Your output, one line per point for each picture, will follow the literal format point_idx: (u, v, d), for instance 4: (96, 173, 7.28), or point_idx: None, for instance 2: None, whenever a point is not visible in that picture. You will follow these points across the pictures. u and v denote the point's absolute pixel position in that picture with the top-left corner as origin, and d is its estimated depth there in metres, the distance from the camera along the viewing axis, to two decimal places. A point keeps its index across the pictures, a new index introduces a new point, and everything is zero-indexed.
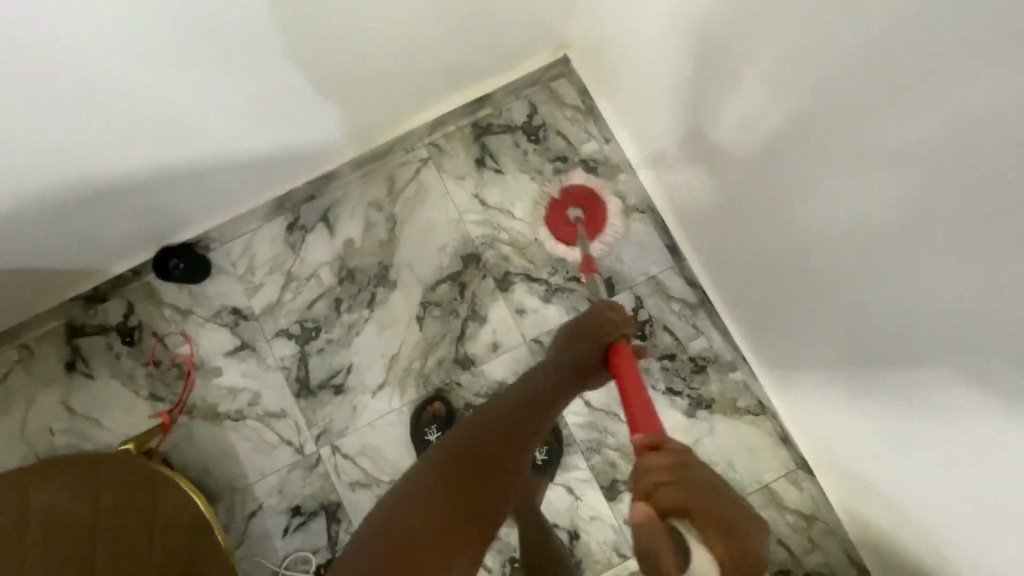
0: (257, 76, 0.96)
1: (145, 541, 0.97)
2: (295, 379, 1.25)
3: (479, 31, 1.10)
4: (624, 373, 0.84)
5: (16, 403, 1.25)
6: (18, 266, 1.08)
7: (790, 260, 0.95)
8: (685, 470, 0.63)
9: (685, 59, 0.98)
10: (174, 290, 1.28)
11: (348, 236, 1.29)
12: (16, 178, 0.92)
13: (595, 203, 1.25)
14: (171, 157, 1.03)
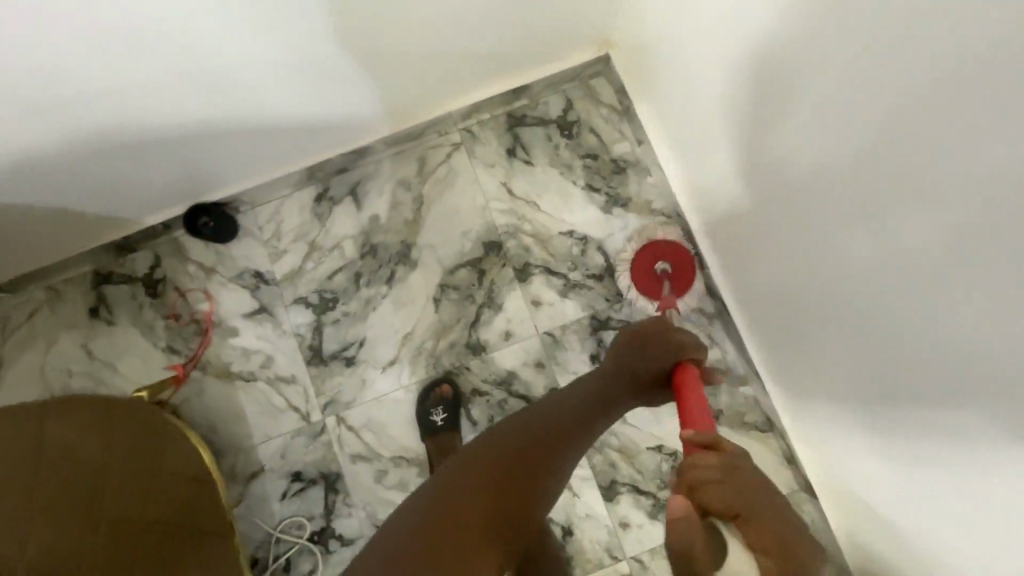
0: (291, 46, 0.97)
1: (154, 491, 0.97)
2: (308, 347, 1.27)
3: (518, 22, 1.10)
4: (687, 389, 0.84)
5: (38, 342, 1.29)
6: (50, 207, 1.11)
7: (810, 278, 0.93)
8: (734, 476, 0.66)
9: (722, 66, 0.97)
10: (200, 248, 1.30)
11: (374, 212, 1.30)
12: (55, 121, 0.95)
13: (683, 258, 1.23)
14: (204, 115, 1.05)
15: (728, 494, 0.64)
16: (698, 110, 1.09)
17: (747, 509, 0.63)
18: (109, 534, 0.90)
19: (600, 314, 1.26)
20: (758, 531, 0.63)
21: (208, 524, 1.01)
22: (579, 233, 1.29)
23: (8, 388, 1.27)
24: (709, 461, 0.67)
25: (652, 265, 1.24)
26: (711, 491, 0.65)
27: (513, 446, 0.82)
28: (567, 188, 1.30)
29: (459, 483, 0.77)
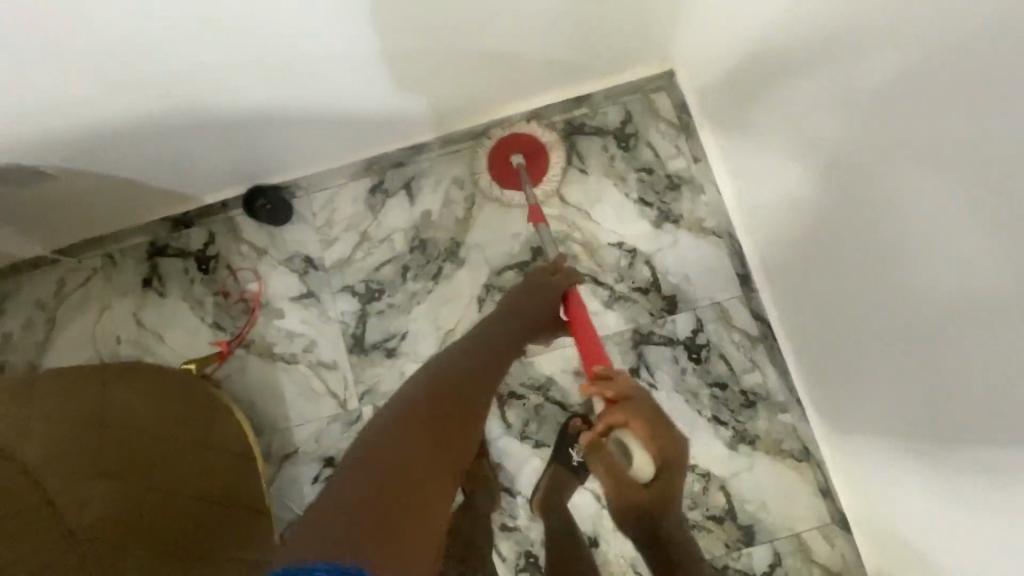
0: (356, 39, 0.98)
1: (181, 474, 0.93)
2: (351, 335, 1.28)
3: (580, 27, 1.10)
4: (582, 324, 1.01)
5: (91, 306, 1.32)
6: (109, 175, 1.12)
7: (862, 316, 0.92)
8: (629, 398, 0.84)
9: (788, 91, 0.96)
10: (254, 229, 1.32)
11: (426, 208, 1.32)
12: (121, 102, 0.97)
13: (539, 150, 1.26)
14: (262, 101, 1.06)
15: (620, 409, 0.83)
16: (759, 134, 1.08)
17: (637, 419, 0.82)
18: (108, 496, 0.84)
19: (642, 328, 1.26)
20: (644, 436, 0.81)
21: (236, 514, 0.96)
22: (628, 246, 1.29)
23: (60, 349, 1.31)
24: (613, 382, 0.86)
25: (508, 159, 1.26)
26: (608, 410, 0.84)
27: (439, 394, 0.82)
28: (619, 201, 1.30)
29: (399, 449, 0.72)
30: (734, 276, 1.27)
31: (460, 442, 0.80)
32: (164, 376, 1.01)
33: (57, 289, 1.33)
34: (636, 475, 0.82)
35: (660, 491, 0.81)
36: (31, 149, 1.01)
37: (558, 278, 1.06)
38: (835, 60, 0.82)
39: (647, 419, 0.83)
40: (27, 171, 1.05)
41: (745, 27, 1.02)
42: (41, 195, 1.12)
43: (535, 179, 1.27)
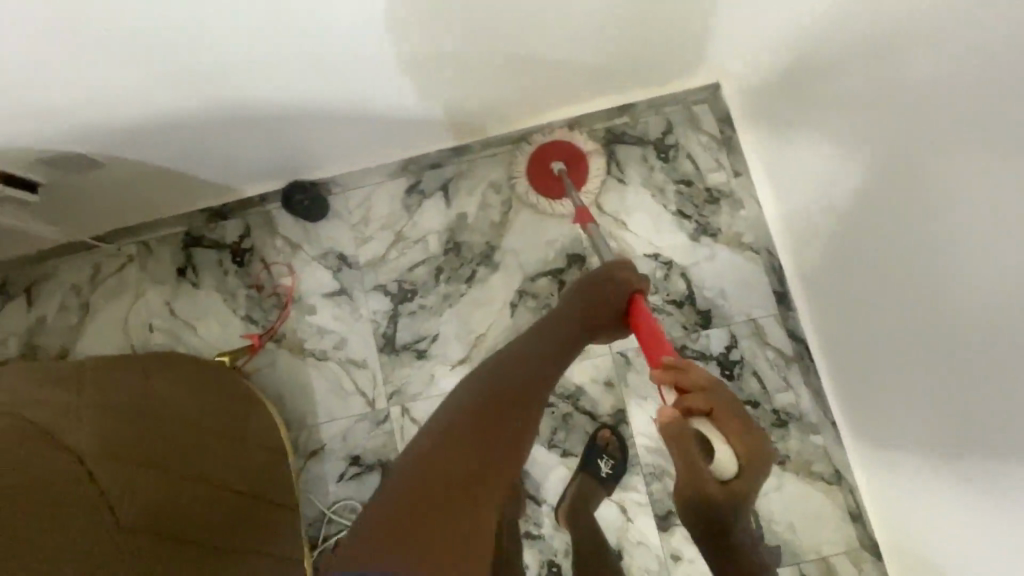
0: (406, 49, 0.98)
1: (215, 469, 0.86)
2: (382, 334, 1.28)
3: (629, 37, 1.08)
4: (642, 318, 0.94)
5: (125, 293, 1.33)
6: (154, 166, 1.10)
7: (899, 339, 0.92)
8: (710, 388, 0.80)
9: (840, 112, 0.94)
10: (290, 224, 1.33)
11: (462, 211, 1.31)
12: (168, 107, 0.96)
13: (578, 157, 1.26)
14: (307, 104, 1.05)
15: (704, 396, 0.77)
16: (807, 153, 1.06)
17: (721, 410, 0.77)
18: (146, 482, 0.74)
19: (675, 342, 1.25)
20: (728, 428, 0.76)
21: (257, 517, 0.91)
22: (664, 258, 1.27)
23: (93, 334, 1.32)
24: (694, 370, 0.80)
25: (548, 166, 1.26)
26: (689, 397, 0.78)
27: (488, 404, 0.82)
28: (656, 212, 1.29)
29: (442, 461, 0.73)
30: (770, 293, 1.25)
31: (510, 453, 0.79)
32: (190, 369, 0.96)
33: (92, 274, 1.34)
34: (718, 472, 0.74)
35: (740, 491, 0.74)
36: (77, 149, 1.00)
37: (617, 280, 0.98)
38: (893, 87, 0.81)
39: (730, 412, 0.78)
40: (77, 159, 1.02)
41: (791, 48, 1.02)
42: (90, 184, 1.10)
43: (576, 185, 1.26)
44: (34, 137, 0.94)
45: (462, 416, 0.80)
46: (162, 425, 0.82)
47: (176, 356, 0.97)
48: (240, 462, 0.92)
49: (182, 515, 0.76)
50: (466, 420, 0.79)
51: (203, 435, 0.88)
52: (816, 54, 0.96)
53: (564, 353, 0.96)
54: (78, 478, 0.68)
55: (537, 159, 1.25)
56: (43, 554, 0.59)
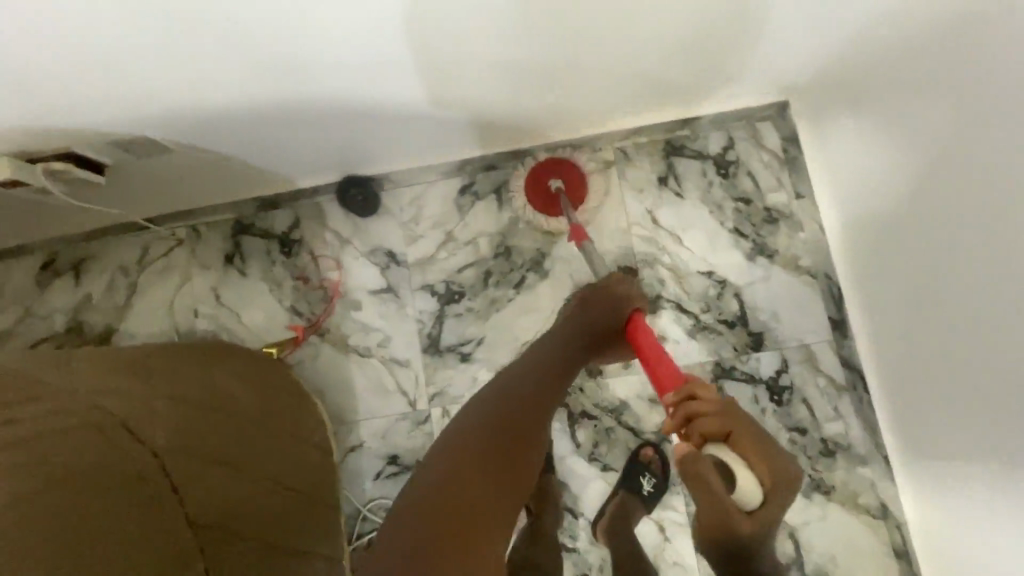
0: (484, 57, 0.97)
1: (266, 467, 0.84)
2: (426, 335, 1.27)
3: (706, 52, 1.04)
4: (642, 338, 0.94)
5: (172, 276, 1.33)
6: (221, 154, 1.10)
7: (979, 382, 0.90)
8: (727, 411, 0.77)
9: (940, 142, 0.91)
10: (340, 218, 1.32)
11: (515, 215, 1.30)
12: (245, 98, 0.95)
13: (572, 171, 1.25)
14: (377, 103, 1.04)
15: (721, 420, 0.76)
16: (887, 185, 1.04)
17: (740, 432, 0.75)
18: (203, 473, 0.72)
19: (724, 362, 1.23)
20: (748, 453, 0.74)
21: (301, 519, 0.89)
22: (717, 276, 1.25)
23: (138, 315, 1.32)
24: (705, 394, 0.79)
25: (545, 185, 1.24)
26: (705, 421, 0.77)
27: (489, 422, 0.81)
28: (713, 229, 1.27)
29: (459, 481, 0.72)
30: (826, 319, 1.23)
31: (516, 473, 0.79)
32: (246, 358, 0.96)
33: (140, 255, 1.34)
34: (743, 503, 0.72)
35: (768, 519, 0.72)
36: (145, 135, 0.99)
37: (616, 297, 0.98)
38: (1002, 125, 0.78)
39: (750, 438, 0.75)
40: (148, 142, 1.01)
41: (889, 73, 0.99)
42: (156, 167, 1.10)
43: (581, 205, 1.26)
44: (116, 122, 0.94)
45: (465, 436, 0.79)
46: (220, 415, 0.81)
47: (230, 346, 0.98)
48: (293, 458, 0.92)
49: (248, 510, 0.76)
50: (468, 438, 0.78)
51: (261, 428, 0.88)
52: (923, 83, 0.92)
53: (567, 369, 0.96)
54: (154, 471, 0.67)
55: (543, 178, 1.24)
56: (70, 542, 0.57)
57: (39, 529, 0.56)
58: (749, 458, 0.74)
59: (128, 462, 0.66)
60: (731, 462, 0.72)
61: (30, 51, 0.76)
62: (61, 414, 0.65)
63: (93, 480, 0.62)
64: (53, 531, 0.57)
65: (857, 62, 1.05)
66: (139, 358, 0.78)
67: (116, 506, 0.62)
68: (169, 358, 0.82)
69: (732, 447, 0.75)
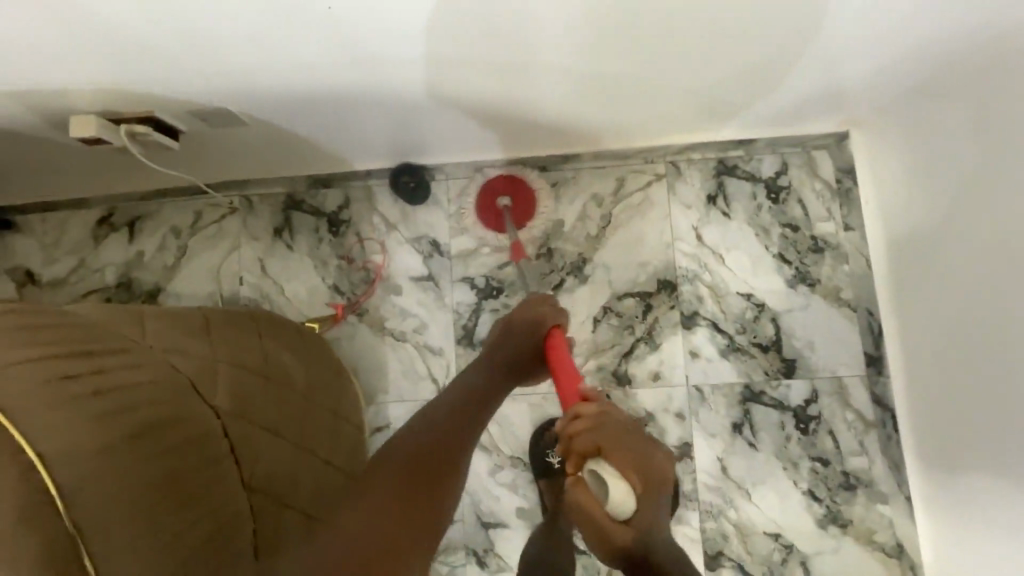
0: (546, 64, 0.99)
1: (314, 438, 0.89)
2: (462, 326, 1.30)
3: (765, 72, 1.04)
4: (556, 359, 0.89)
5: (221, 243, 1.37)
6: (286, 131, 1.13)
7: (1011, 440, 0.89)
8: (599, 420, 0.71)
9: (999, 188, 0.88)
10: (389, 203, 1.34)
11: (560, 217, 1.31)
12: (319, 81, 0.98)
13: (523, 195, 1.30)
14: (439, 97, 1.06)
15: (594, 436, 0.70)
16: (937, 231, 1.03)
17: (609, 445, 0.68)
18: (259, 444, 0.75)
19: (753, 386, 1.23)
20: (624, 467, 0.67)
21: None
22: (756, 299, 1.26)
23: (185, 278, 1.36)
24: (584, 412, 0.72)
25: (494, 203, 1.30)
26: (577, 435, 0.70)
27: (409, 451, 0.78)
28: (757, 253, 1.27)
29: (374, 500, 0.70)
30: (862, 354, 1.23)
31: (438, 504, 0.77)
32: (292, 334, 0.99)
33: (193, 219, 1.38)
34: (618, 515, 0.66)
35: (646, 521, 0.68)
36: (224, 109, 1.03)
37: (531, 318, 0.97)
38: None
39: (621, 440, 0.69)
40: (223, 112, 1.04)
41: (942, 117, 0.98)
42: (224, 137, 1.13)
43: (518, 222, 1.30)
44: (196, 94, 0.98)
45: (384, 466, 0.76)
46: (275, 390, 0.84)
47: (279, 319, 1.00)
48: (333, 435, 0.95)
49: (289, 480, 0.79)
50: (385, 466, 0.76)
51: (306, 405, 0.90)
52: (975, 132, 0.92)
53: (491, 399, 0.95)
54: (216, 432, 0.68)
55: (494, 188, 1.30)
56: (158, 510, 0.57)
57: (116, 477, 0.54)
58: (620, 459, 0.67)
59: (196, 421, 0.66)
60: (605, 476, 0.66)
61: (125, 25, 0.80)
62: (136, 367, 0.63)
63: (166, 436, 0.61)
64: (130, 481, 0.55)
65: (915, 103, 1.04)
66: (198, 327, 0.79)
67: (194, 465, 0.63)
68: (224, 327, 0.84)
69: (605, 455, 0.68)
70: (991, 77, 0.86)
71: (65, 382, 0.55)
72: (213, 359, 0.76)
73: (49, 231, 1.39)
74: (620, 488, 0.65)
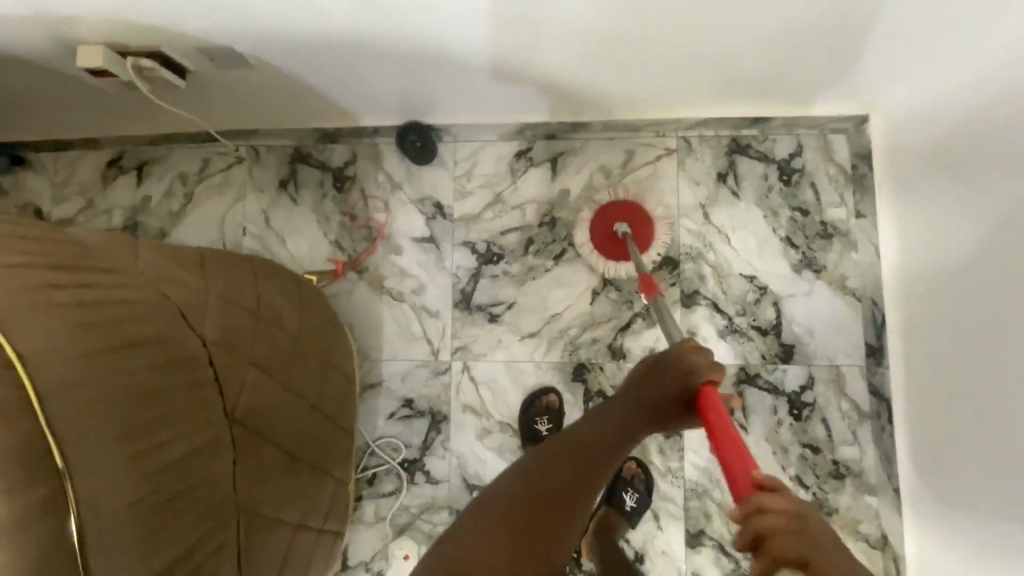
0: (552, 26, 0.97)
1: (303, 378, 0.90)
2: (460, 290, 1.30)
3: (778, 46, 1.02)
4: (717, 423, 0.75)
5: (226, 192, 1.37)
6: (294, 78, 1.12)
7: (999, 432, 0.88)
8: (804, 521, 0.53)
9: (1003, 174, 0.86)
10: (395, 162, 1.33)
11: (566, 187, 1.29)
12: (324, 28, 0.97)
13: (643, 223, 1.22)
14: (444, 54, 1.05)
15: (802, 542, 0.52)
16: (944, 220, 1.01)
17: (824, 560, 0.51)
18: (248, 376, 0.77)
19: (749, 369, 1.22)
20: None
21: (327, 438, 0.96)
22: (759, 282, 1.24)
23: (190, 225, 1.37)
24: (780, 504, 0.54)
25: (611, 228, 1.23)
26: (777, 536, 0.52)
27: (527, 496, 0.78)
28: (764, 235, 1.25)
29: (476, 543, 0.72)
30: (862, 344, 1.21)
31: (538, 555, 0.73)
32: (289, 279, 0.99)
33: (200, 167, 1.38)
34: None
35: None
36: (228, 51, 1.03)
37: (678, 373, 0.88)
38: None
39: (836, 565, 0.51)
40: (232, 54, 1.04)
41: (958, 101, 0.95)
42: (232, 80, 1.13)
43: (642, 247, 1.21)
44: (201, 33, 0.98)
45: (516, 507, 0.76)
46: (268, 330, 0.85)
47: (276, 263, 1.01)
48: (321, 381, 0.96)
49: (275, 417, 0.80)
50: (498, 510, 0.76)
51: (297, 347, 0.91)
52: (987, 118, 0.89)
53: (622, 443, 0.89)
54: (201, 357, 0.69)
55: (599, 219, 1.23)
56: (139, 421, 0.58)
57: (98, 383, 0.56)
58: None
59: (182, 346, 0.67)
60: None
61: None
62: (126, 287, 0.64)
63: (152, 353, 0.62)
64: (112, 389, 0.57)
65: (932, 88, 1.01)
66: (192, 260, 0.79)
67: (179, 385, 0.64)
68: (219, 263, 0.84)
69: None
70: (1008, 60, 0.83)
71: (50, 289, 0.56)
72: (207, 292, 0.76)
73: (59, 169, 1.40)
74: None
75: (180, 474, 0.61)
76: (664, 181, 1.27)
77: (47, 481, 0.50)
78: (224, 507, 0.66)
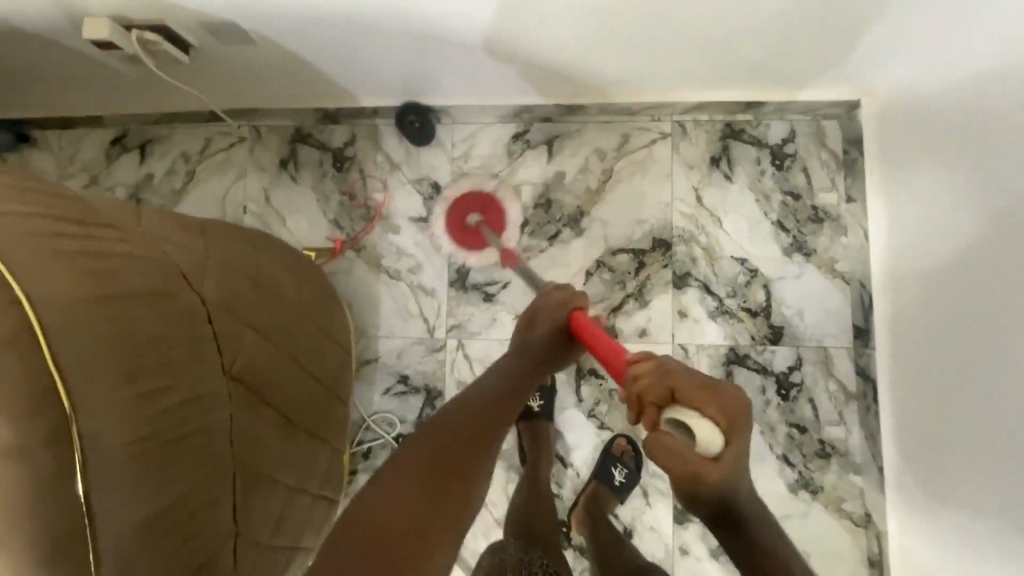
0: (550, 10, 0.99)
1: (302, 345, 0.93)
2: (456, 270, 1.32)
3: (771, 34, 1.04)
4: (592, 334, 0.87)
5: (228, 170, 1.39)
6: (296, 56, 1.14)
7: (981, 407, 0.90)
8: (659, 366, 0.72)
9: (985, 155, 0.88)
10: (394, 143, 1.36)
11: (561, 169, 1.31)
12: (326, 7, 0.99)
13: (493, 208, 1.28)
14: (443, 35, 1.07)
15: (664, 383, 0.71)
16: (932, 202, 1.03)
17: (682, 383, 0.69)
18: (248, 337, 0.80)
19: (738, 349, 1.24)
20: (702, 404, 0.67)
21: (325, 405, 0.99)
22: (750, 265, 1.26)
23: (192, 202, 1.39)
24: (642, 369, 0.73)
25: (463, 219, 1.27)
26: (646, 388, 0.72)
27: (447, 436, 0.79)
28: (756, 218, 1.27)
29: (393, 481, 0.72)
30: (850, 326, 1.23)
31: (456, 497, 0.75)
32: (290, 251, 1.02)
33: (203, 146, 1.40)
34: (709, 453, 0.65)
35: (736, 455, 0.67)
36: (232, 26, 1.05)
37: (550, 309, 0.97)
38: None
39: (694, 382, 0.69)
40: (236, 30, 1.06)
41: (944, 86, 0.97)
42: (235, 57, 1.15)
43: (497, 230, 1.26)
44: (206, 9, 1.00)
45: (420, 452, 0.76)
46: (268, 296, 0.88)
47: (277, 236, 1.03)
48: (320, 351, 0.99)
49: (274, 379, 0.83)
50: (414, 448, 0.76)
51: (297, 315, 0.94)
52: (972, 103, 0.91)
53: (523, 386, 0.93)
54: (201, 314, 0.72)
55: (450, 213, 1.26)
56: (140, 368, 0.61)
57: (102, 328, 0.58)
58: (699, 401, 0.67)
59: (183, 302, 0.69)
60: (688, 422, 0.66)
61: None
62: (131, 242, 0.67)
63: (155, 305, 0.65)
64: (116, 336, 0.59)
65: (920, 74, 1.03)
66: (195, 225, 0.82)
67: (181, 339, 0.67)
68: (221, 230, 0.87)
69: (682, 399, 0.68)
70: (993, 45, 0.85)
71: (56, 237, 0.59)
72: (209, 255, 0.79)
73: (64, 147, 1.43)
74: (705, 428, 0.65)
75: (179, 422, 0.63)
76: (658, 165, 1.29)
77: (55, 418, 0.53)
78: (221, 458, 0.69)
